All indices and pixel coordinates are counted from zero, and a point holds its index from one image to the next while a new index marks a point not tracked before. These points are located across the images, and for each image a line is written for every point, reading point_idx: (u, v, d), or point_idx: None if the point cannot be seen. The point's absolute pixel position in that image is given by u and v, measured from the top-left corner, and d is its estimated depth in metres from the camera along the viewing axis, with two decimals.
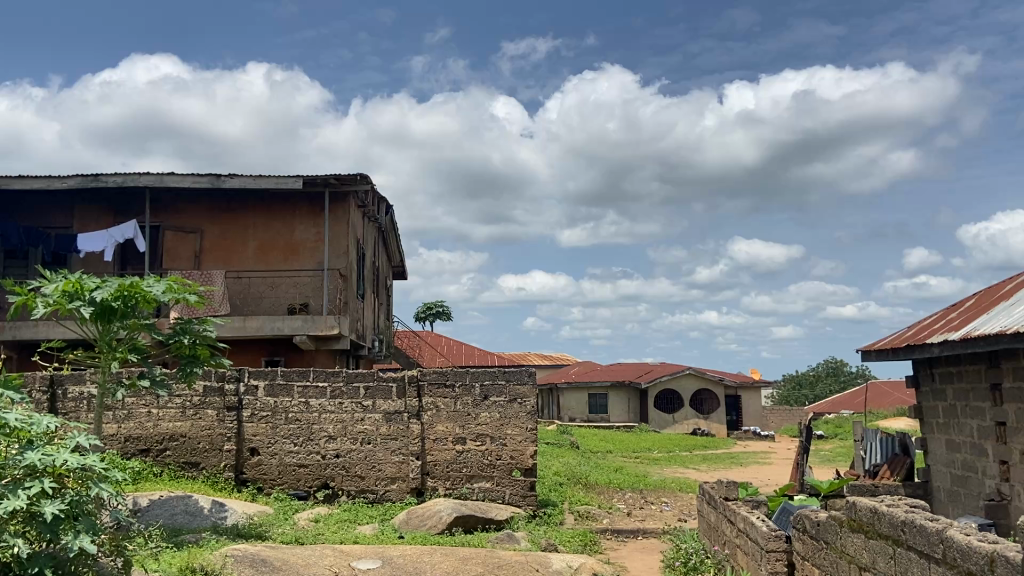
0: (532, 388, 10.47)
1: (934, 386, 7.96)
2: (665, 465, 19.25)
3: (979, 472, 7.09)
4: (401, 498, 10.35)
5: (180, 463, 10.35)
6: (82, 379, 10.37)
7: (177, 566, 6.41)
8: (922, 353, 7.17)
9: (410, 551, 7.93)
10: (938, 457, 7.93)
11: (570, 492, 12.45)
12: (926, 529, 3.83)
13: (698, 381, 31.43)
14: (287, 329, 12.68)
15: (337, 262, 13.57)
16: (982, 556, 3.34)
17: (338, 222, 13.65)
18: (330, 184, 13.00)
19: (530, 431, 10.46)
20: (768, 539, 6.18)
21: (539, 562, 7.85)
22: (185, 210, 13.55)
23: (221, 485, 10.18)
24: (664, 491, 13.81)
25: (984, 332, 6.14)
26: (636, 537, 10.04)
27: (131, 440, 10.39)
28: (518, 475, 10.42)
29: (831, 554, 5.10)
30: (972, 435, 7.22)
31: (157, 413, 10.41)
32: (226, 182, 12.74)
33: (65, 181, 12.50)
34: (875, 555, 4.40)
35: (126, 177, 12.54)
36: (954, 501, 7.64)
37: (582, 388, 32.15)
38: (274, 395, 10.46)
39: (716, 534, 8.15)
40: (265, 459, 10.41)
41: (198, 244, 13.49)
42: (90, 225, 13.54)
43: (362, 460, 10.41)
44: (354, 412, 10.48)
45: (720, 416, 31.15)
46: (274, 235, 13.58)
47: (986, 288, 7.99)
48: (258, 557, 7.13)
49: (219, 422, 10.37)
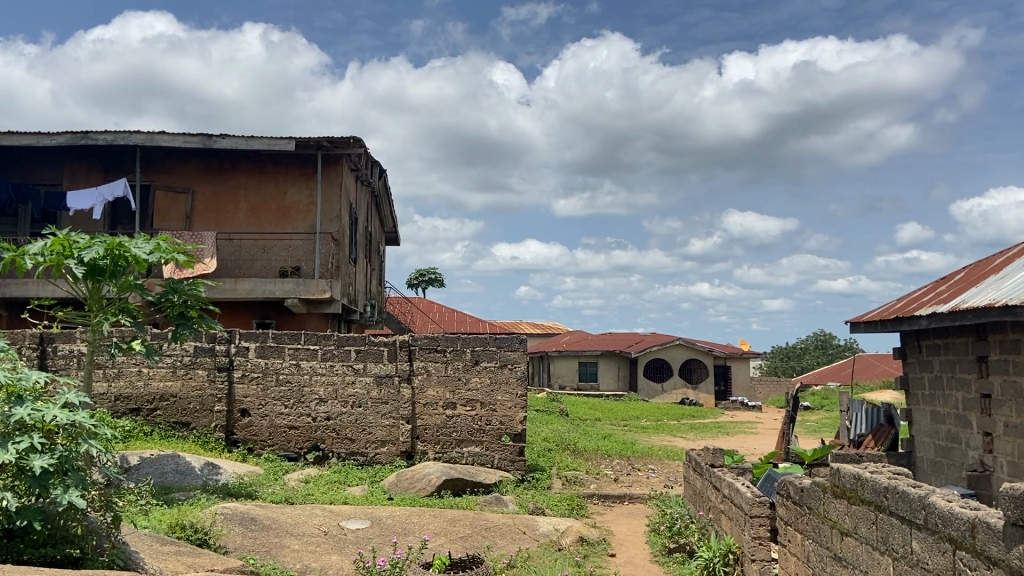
0: (523, 354, 10.52)
1: (921, 357, 8.02)
2: (653, 432, 19.45)
3: (963, 443, 7.18)
4: (391, 461, 10.42)
5: (170, 422, 10.39)
6: (72, 337, 10.36)
7: (167, 524, 6.44)
8: (910, 325, 7.21)
9: (399, 512, 7.99)
10: (923, 429, 8.02)
11: (559, 458, 12.58)
12: (909, 496, 3.89)
13: (687, 351, 31.74)
14: (279, 292, 12.67)
15: (329, 226, 13.52)
16: (964, 522, 3.39)
17: (331, 184, 13.59)
18: (323, 147, 12.89)
19: (521, 397, 10.51)
20: (752, 504, 6.28)
21: (527, 524, 7.93)
22: (176, 169, 13.43)
23: (211, 445, 10.25)
24: (651, 458, 13.95)
25: (973, 305, 6.17)
26: (623, 503, 10.15)
27: (121, 400, 10.42)
28: (507, 440, 10.50)
29: (813, 519, 5.17)
30: (956, 407, 7.30)
31: (147, 372, 10.43)
32: (218, 142, 12.61)
33: (54, 138, 12.35)
34: (858, 521, 4.46)
35: (116, 135, 12.39)
36: (938, 471, 7.75)
37: (571, 356, 32.41)
38: (265, 356, 10.47)
39: (701, 500, 8.26)
40: (256, 420, 10.45)
41: (190, 205, 13.39)
42: (80, 183, 13.44)
43: (353, 423, 10.47)
44: (345, 375, 10.50)
45: (708, 386, 31.44)
46: (266, 197, 13.50)
47: (976, 261, 8.00)
48: (247, 516, 7.19)
49: (210, 382, 10.39)
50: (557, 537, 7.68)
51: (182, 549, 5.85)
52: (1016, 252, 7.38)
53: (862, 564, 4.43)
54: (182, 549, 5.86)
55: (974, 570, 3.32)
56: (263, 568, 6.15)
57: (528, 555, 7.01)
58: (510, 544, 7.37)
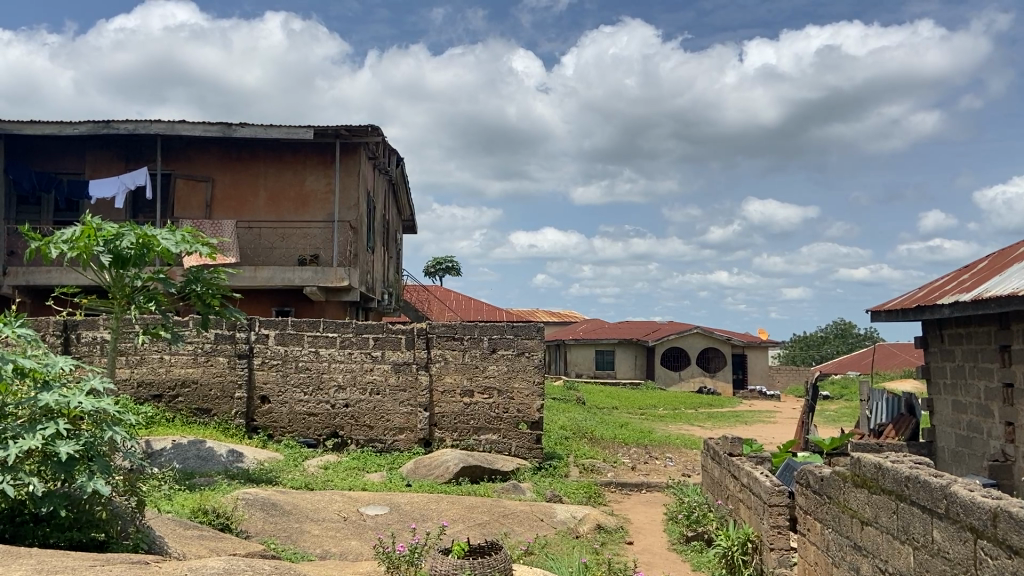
0: (540, 343, 10.53)
1: (943, 347, 7.95)
2: (670, 421, 19.48)
3: (984, 433, 7.12)
4: (409, 448, 10.49)
5: (192, 409, 10.50)
6: (94, 324, 10.50)
7: (189, 508, 6.51)
8: (932, 314, 7.13)
9: (417, 499, 8.04)
10: (944, 418, 7.96)
11: (576, 445, 12.62)
12: (930, 485, 3.86)
13: (705, 340, 31.59)
14: (298, 280, 12.77)
15: (347, 215, 13.61)
16: (986, 510, 3.37)
17: (349, 172, 13.64)
18: (341, 135, 12.93)
19: (537, 384, 10.53)
20: (771, 493, 6.30)
21: (544, 512, 7.96)
22: (196, 157, 13.51)
23: (232, 432, 10.35)
24: (669, 446, 13.94)
25: (996, 294, 6.09)
26: (641, 491, 10.15)
27: (143, 386, 10.53)
28: (524, 428, 10.52)
29: (833, 508, 5.15)
30: (978, 396, 7.24)
31: (169, 358, 10.53)
32: (237, 131, 12.66)
33: (76, 127, 12.45)
34: (878, 511, 4.44)
35: (138, 124, 12.47)
36: (959, 461, 7.69)
37: (588, 344, 32.42)
38: (285, 343, 10.55)
39: (719, 489, 8.24)
40: (276, 407, 10.55)
41: (209, 193, 13.47)
42: (101, 171, 13.55)
43: (371, 410, 10.54)
44: (363, 362, 10.57)
45: (726, 374, 31.25)
46: (285, 185, 13.56)
47: (1000, 250, 7.90)
48: (268, 501, 7.26)
49: (231, 369, 10.48)
50: (575, 525, 7.72)
51: (204, 534, 5.93)
52: None
53: (883, 553, 4.40)
54: (204, 534, 5.93)
55: (995, 559, 3.30)
56: (284, 553, 6.23)
57: (545, 542, 7.05)
58: (528, 531, 7.41)
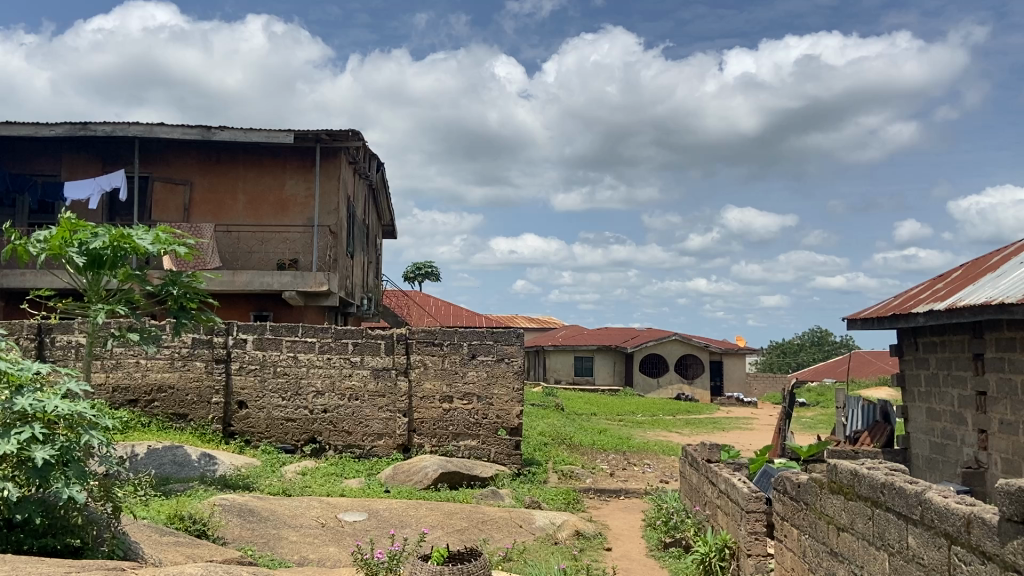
0: (520, 348, 10.54)
1: (918, 355, 8.05)
2: (648, 427, 19.56)
3: (957, 440, 7.22)
4: (388, 454, 10.47)
5: (169, 414, 10.39)
6: (70, 328, 10.37)
7: (165, 514, 6.44)
8: (907, 322, 7.23)
9: (397, 505, 8.01)
10: (918, 426, 8.06)
11: (555, 452, 12.65)
12: (906, 491, 3.91)
13: (683, 347, 31.74)
14: (276, 285, 12.68)
15: (327, 219, 13.55)
16: (959, 517, 3.42)
17: (329, 176, 13.57)
18: (321, 140, 12.89)
19: (517, 391, 10.52)
20: (749, 500, 6.31)
21: (523, 518, 7.97)
22: (174, 160, 13.41)
23: (208, 437, 10.28)
24: (647, 453, 13.99)
25: (969, 303, 6.18)
26: (619, 496, 10.20)
27: (119, 390, 10.41)
28: (503, 434, 10.52)
29: (810, 514, 5.19)
30: (952, 404, 7.33)
31: (145, 363, 10.42)
32: (216, 134, 12.58)
33: (52, 129, 12.30)
34: (854, 517, 4.49)
35: (116, 126, 12.35)
36: (933, 468, 7.79)
37: (567, 350, 32.50)
38: (263, 348, 10.48)
39: (697, 495, 8.26)
40: (253, 412, 10.48)
41: (187, 196, 13.38)
42: (78, 173, 13.40)
43: (350, 416, 10.49)
44: (342, 368, 10.52)
45: (704, 381, 31.58)
46: (264, 189, 13.49)
47: (973, 259, 8.02)
48: (245, 507, 7.20)
49: (208, 374, 10.40)
50: (554, 531, 7.73)
51: (180, 540, 5.87)
52: (1012, 249, 7.43)
53: (858, 559, 4.46)
54: (180, 540, 5.88)
55: (968, 565, 3.35)
56: (261, 559, 6.19)
57: (523, 548, 7.07)
58: (506, 537, 7.42)
